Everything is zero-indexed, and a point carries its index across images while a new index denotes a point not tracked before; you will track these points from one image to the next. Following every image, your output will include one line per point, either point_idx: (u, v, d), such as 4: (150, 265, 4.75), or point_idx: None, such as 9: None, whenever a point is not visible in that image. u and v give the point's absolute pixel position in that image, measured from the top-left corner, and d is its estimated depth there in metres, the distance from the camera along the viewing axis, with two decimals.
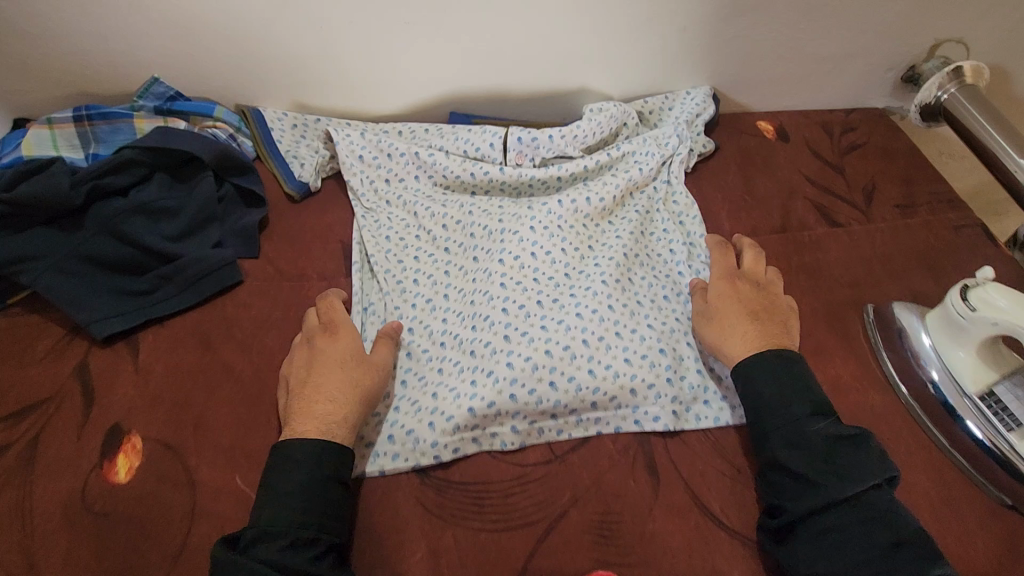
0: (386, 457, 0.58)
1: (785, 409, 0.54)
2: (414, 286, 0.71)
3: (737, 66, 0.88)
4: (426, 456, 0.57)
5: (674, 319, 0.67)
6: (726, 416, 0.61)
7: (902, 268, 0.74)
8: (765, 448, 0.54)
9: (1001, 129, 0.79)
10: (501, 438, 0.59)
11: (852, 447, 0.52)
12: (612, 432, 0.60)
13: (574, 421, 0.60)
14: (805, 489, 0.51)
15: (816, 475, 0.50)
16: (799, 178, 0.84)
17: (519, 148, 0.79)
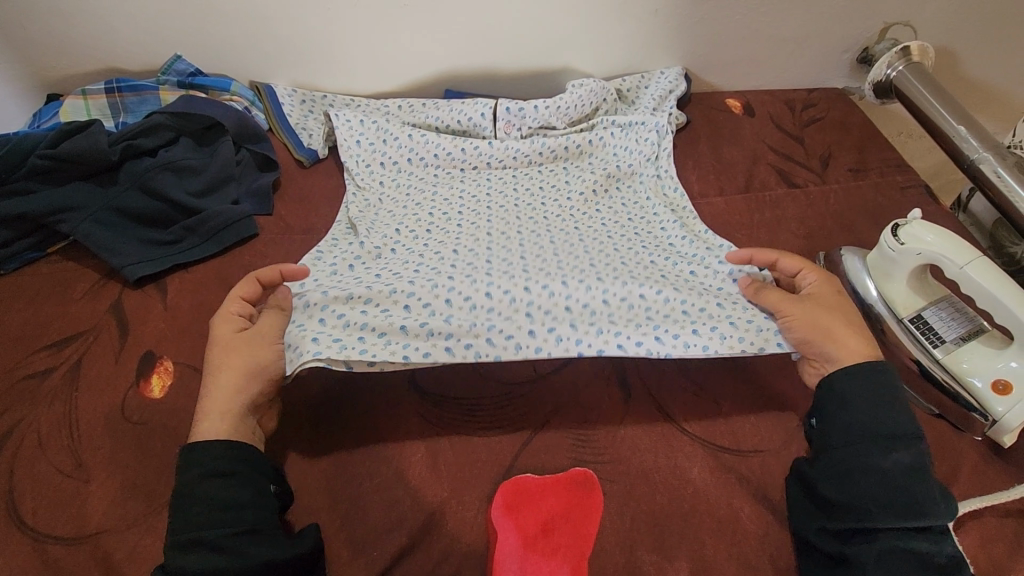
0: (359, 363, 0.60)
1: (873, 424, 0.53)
2: (397, 236, 0.75)
3: (707, 47, 0.97)
4: (394, 354, 0.60)
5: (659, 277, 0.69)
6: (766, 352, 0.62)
7: (852, 222, 0.83)
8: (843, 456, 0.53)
9: (941, 99, 0.87)
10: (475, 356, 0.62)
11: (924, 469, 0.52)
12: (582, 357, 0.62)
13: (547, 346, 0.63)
14: (884, 501, 0.51)
15: (897, 490, 0.50)
16: (762, 147, 0.93)
17: (507, 118, 0.87)
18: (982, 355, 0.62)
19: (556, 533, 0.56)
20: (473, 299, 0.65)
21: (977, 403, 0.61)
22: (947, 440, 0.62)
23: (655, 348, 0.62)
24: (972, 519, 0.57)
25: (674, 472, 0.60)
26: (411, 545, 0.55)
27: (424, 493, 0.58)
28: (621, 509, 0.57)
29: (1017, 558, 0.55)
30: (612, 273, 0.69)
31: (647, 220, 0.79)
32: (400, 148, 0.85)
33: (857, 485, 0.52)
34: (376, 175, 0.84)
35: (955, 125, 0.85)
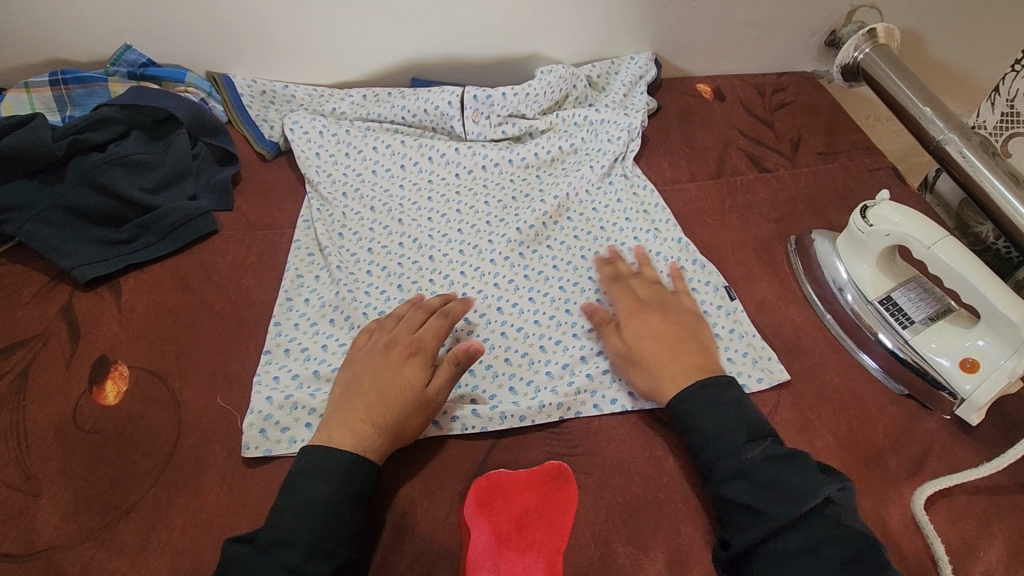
0: None
1: (720, 435, 0.54)
2: (367, 277, 0.72)
3: (675, 32, 0.96)
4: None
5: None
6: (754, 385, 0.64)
7: (822, 205, 0.83)
8: (709, 478, 0.54)
9: (907, 82, 0.87)
10: (462, 421, 0.60)
11: (785, 468, 0.52)
12: (573, 417, 0.62)
13: (537, 407, 0.61)
14: (751, 515, 0.50)
15: (759, 501, 0.50)
16: (733, 132, 0.92)
17: (475, 106, 0.85)
18: (950, 334, 0.63)
19: (530, 528, 0.55)
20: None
21: (945, 384, 0.61)
22: (916, 420, 0.63)
23: (634, 405, 0.63)
24: (940, 497, 0.57)
25: (648, 462, 0.59)
26: (382, 545, 0.54)
27: (396, 492, 0.57)
28: (596, 500, 0.57)
29: (986, 534, 0.55)
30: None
31: (620, 226, 0.78)
32: (364, 160, 0.84)
33: (728, 504, 0.52)
34: (339, 187, 0.80)
35: (921, 107, 0.85)
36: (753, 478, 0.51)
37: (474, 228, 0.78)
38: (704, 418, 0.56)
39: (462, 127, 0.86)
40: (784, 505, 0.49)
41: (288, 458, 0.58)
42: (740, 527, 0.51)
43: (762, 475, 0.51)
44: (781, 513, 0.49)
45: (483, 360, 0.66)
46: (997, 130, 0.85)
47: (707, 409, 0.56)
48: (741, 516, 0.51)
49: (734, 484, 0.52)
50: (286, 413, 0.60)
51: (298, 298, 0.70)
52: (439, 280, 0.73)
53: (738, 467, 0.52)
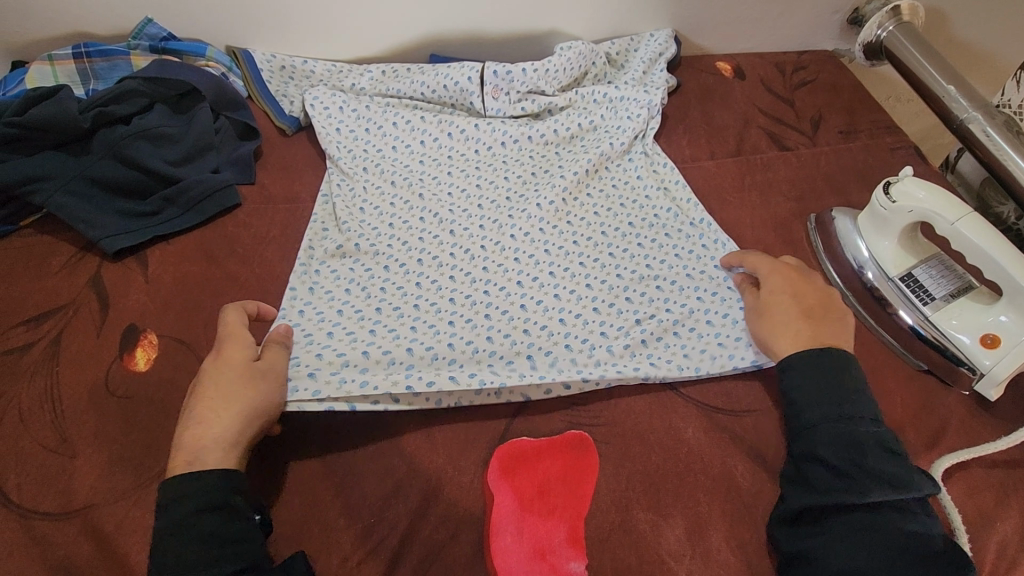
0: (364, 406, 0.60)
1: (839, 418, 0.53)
2: (387, 250, 0.73)
3: (695, 9, 0.96)
4: (394, 406, 0.60)
5: (657, 289, 0.70)
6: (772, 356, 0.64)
7: (842, 183, 0.83)
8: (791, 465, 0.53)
9: (930, 61, 0.88)
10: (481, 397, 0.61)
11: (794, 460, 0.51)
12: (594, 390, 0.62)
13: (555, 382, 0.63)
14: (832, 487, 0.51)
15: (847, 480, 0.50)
16: (752, 110, 0.92)
17: (495, 81, 0.85)
18: (971, 311, 0.63)
19: (551, 494, 0.56)
20: (475, 341, 0.66)
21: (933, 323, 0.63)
22: (935, 397, 0.63)
23: (655, 374, 0.63)
24: (958, 471, 0.58)
25: (667, 432, 0.60)
26: (414, 513, 0.55)
27: (421, 460, 0.58)
28: (617, 469, 0.57)
29: (1002, 507, 0.56)
30: (610, 294, 0.70)
31: (640, 204, 0.79)
32: (384, 136, 0.84)
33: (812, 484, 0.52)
34: (359, 162, 0.81)
35: (945, 86, 0.85)
36: (856, 447, 0.51)
37: (494, 204, 0.78)
38: (804, 381, 0.56)
39: (482, 103, 0.86)
40: (879, 480, 0.50)
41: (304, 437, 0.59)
42: (815, 486, 0.52)
43: (867, 452, 0.51)
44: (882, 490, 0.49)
45: (503, 334, 0.66)
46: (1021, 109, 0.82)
47: (822, 378, 0.56)
48: (823, 480, 0.51)
49: (830, 447, 0.52)
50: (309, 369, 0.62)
51: (316, 269, 0.71)
52: (459, 254, 0.73)
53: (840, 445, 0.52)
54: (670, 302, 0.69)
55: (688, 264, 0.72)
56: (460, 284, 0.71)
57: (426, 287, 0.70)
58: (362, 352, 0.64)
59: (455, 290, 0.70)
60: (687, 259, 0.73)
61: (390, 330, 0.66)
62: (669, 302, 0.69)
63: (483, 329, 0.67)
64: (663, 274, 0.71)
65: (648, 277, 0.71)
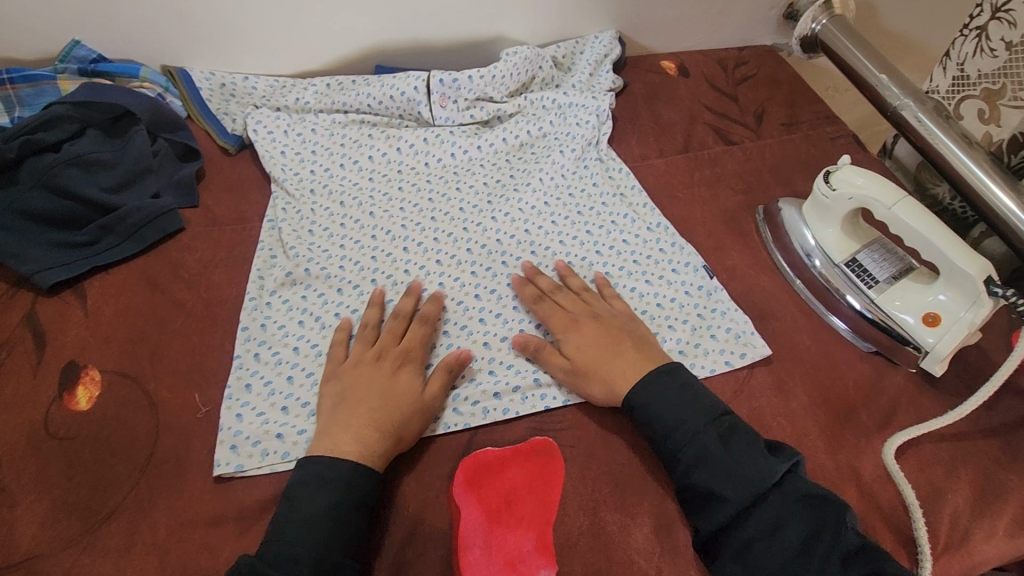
0: None
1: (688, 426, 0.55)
2: (339, 272, 0.71)
3: (636, 10, 0.97)
4: None
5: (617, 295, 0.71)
6: (732, 361, 0.65)
7: (787, 175, 0.85)
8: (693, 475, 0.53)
9: (863, 51, 0.91)
10: (444, 421, 0.60)
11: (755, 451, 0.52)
12: (560, 406, 0.62)
13: (519, 399, 0.62)
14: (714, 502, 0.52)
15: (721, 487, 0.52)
16: (698, 107, 0.94)
17: (442, 90, 0.85)
18: (913, 291, 0.65)
19: (519, 503, 0.55)
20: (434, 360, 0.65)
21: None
22: (886, 378, 0.65)
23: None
24: (910, 447, 0.60)
25: (631, 431, 0.60)
26: (380, 535, 0.54)
27: (385, 479, 0.57)
28: (584, 472, 0.57)
29: (952, 479, 0.58)
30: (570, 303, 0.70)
31: (597, 210, 0.79)
32: (332, 155, 0.83)
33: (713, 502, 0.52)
34: (306, 184, 0.79)
35: (878, 75, 0.88)
36: (712, 466, 0.53)
37: (448, 218, 0.78)
38: (657, 409, 0.57)
39: (430, 112, 0.85)
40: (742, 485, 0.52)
41: (262, 473, 0.57)
42: (703, 510, 0.53)
43: (717, 461, 0.53)
44: (740, 498, 0.51)
45: (463, 351, 0.66)
46: (949, 95, 0.83)
47: (664, 399, 0.57)
48: (700, 504, 0.53)
49: (697, 471, 0.53)
50: (262, 402, 0.61)
51: (266, 297, 0.69)
52: (415, 271, 0.72)
53: (694, 457, 0.54)
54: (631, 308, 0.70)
55: (646, 268, 0.73)
56: None
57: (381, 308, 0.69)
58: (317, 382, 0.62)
59: None
60: (645, 264, 0.74)
61: None
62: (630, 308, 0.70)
63: (442, 348, 0.66)
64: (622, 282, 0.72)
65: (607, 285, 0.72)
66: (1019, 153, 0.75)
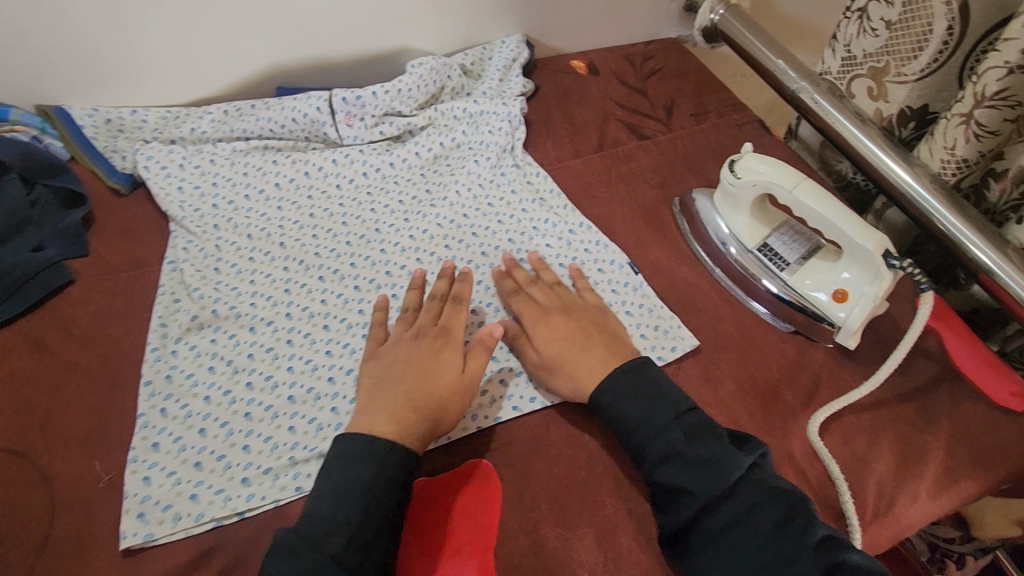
0: (240, 498, 0.54)
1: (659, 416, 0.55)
2: (251, 309, 0.67)
3: (539, 11, 0.97)
4: (285, 491, 0.55)
5: None
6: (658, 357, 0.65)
7: (699, 164, 0.86)
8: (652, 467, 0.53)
9: (760, 38, 0.94)
10: None
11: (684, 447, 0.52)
12: (493, 424, 0.60)
13: None
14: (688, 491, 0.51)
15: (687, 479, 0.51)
16: (610, 104, 0.94)
17: (346, 109, 0.82)
18: (821, 270, 0.67)
19: (457, 532, 0.53)
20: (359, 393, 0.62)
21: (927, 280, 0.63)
22: (807, 357, 0.67)
23: (552, 399, 0.62)
24: (834, 422, 0.61)
25: (567, 440, 0.60)
26: None
27: None
28: (522, 490, 0.56)
29: (875, 447, 0.60)
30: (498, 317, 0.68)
31: (518, 218, 0.78)
32: (235, 185, 0.78)
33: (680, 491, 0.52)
34: (207, 220, 0.74)
35: (775, 60, 0.91)
36: (681, 450, 0.53)
37: (364, 241, 0.75)
38: (622, 405, 0.56)
39: (336, 132, 0.82)
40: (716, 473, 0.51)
41: (176, 539, 0.52)
42: (673, 502, 0.52)
43: (695, 444, 0.53)
44: (710, 488, 0.50)
45: None
46: (841, 74, 0.86)
47: (627, 394, 0.57)
48: (670, 502, 0.52)
49: (691, 448, 0.53)
50: (173, 460, 0.56)
51: (170, 346, 0.64)
52: (333, 301, 0.69)
53: (669, 456, 0.53)
54: None
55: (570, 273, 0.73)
56: (337, 333, 0.66)
57: (298, 343, 0.65)
58: (234, 432, 0.58)
59: (332, 340, 0.65)
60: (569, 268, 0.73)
61: (262, 399, 0.61)
62: None
63: None
64: None
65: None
66: (909, 125, 0.80)
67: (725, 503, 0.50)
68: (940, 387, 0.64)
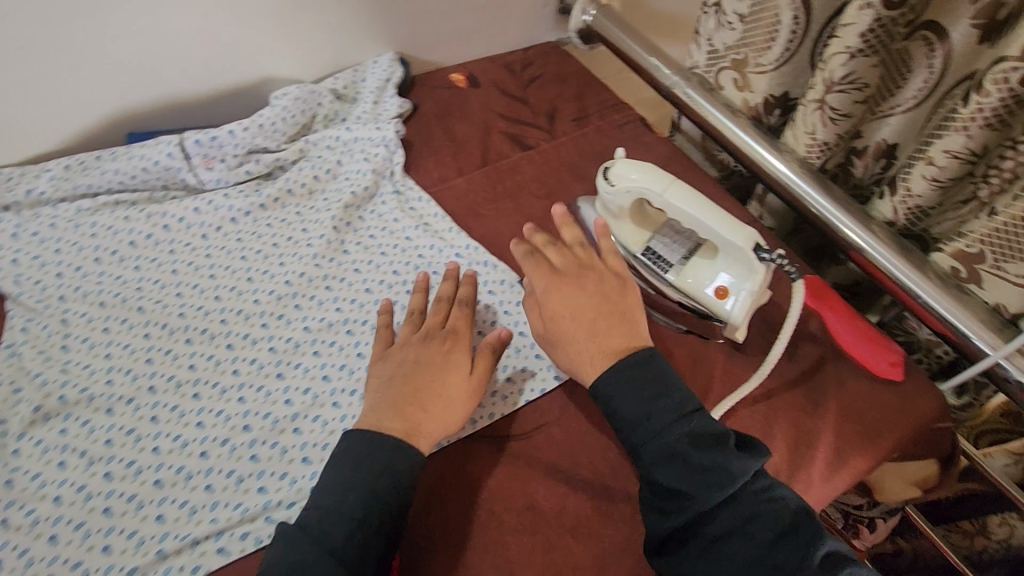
0: None
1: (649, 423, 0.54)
2: (106, 388, 0.60)
3: (408, 28, 0.94)
4: None
5: None
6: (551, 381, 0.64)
7: (584, 169, 0.86)
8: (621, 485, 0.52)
9: (631, 36, 0.94)
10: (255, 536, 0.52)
11: None
12: None
13: None
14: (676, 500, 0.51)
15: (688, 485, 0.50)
16: (492, 116, 0.92)
17: (202, 151, 0.76)
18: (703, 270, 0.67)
19: None
20: (235, 465, 0.56)
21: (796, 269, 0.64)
22: (700, 355, 0.67)
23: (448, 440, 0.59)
24: (727, 419, 0.62)
25: (467, 481, 0.57)
26: None
27: None
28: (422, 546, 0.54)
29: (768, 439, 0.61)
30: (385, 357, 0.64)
31: (402, 247, 0.74)
32: (82, 249, 0.70)
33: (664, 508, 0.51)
34: (51, 292, 0.66)
35: (648, 58, 0.92)
36: (679, 458, 0.51)
37: (235, 292, 0.68)
38: (624, 401, 0.55)
39: (195, 178, 0.76)
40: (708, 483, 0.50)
41: None
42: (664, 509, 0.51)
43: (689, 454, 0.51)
44: (707, 493, 0.50)
45: (269, 445, 0.57)
46: (708, 68, 0.87)
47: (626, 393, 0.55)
48: (665, 503, 0.51)
49: (661, 469, 0.52)
50: None
51: (11, 446, 0.56)
52: (202, 365, 0.62)
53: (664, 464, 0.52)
54: None
55: None
56: (208, 401, 0.60)
57: (164, 419, 0.59)
58: (91, 533, 0.52)
59: (202, 410, 0.59)
60: None
61: (124, 489, 0.54)
62: None
63: (244, 449, 0.57)
64: None
65: None
66: (775, 112, 0.82)
67: (726, 511, 0.50)
68: (824, 370, 0.66)
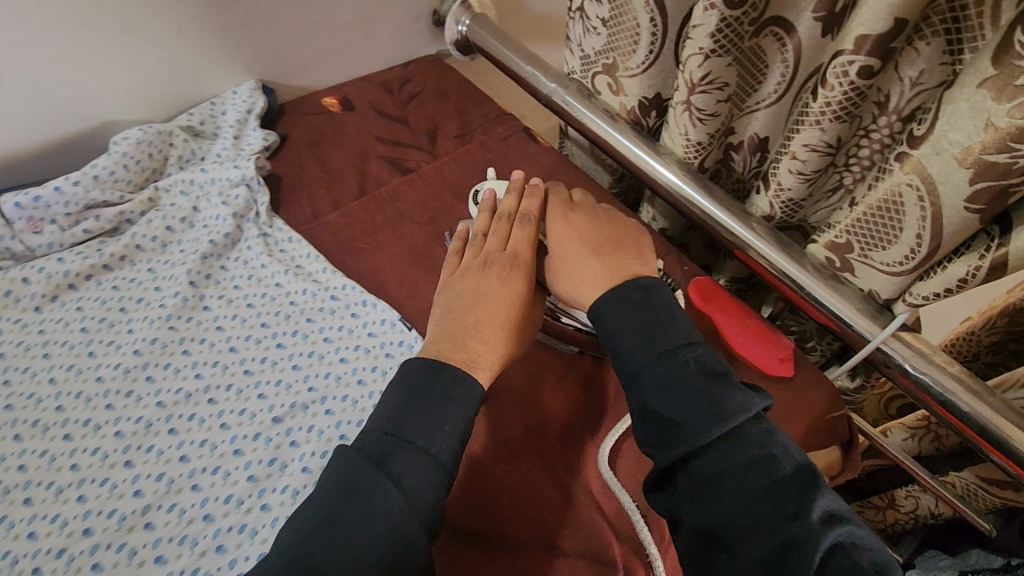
0: None
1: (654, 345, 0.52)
2: None
3: (268, 54, 0.87)
4: None
5: (307, 392, 0.61)
6: None
7: (468, 189, 0.82)
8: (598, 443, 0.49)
9: (507, 45, 0.91)
10: None
11: None
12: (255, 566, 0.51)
13: None
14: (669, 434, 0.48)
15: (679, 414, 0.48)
16: (369, 140, 0.87)
17: (27, 215, 0.67)
18: None
19: None
20: None
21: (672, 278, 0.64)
22: (595, 376, 0.65)
23: None
24: (625, 441, 0.61)
25: None
26: None
27: None
28: None
29: None
30: (250, 424, 0.58)
31: (271, 295, 0.68)
32: None
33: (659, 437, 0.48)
34: None
35: (524, 67, 0.89)
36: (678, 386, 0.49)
37: (74, 371, 0.61)
38: (622, 329, 0.53)
39: (22, 245, 0.68)
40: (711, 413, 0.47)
41: None
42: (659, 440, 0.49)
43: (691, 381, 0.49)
44: (715, 422, 0.47)
45: (116, 547, 0.52)
46: (584, 73, 0.85)
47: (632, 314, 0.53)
48: (660, 434, 0.49)
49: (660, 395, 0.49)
50: None
51: None
52: (36, 463, 0.56)
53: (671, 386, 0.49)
54: (327, 402, 0.60)
55: (336, 346, 0.64)
56: (44, 506, 0.54)
57: None
58: None
59: (37, 517, 0.53)
60: (335, 340, 0.64)
61: None
62: (325, 402, 0.60)
63: (86, 557, 0.51)
64: (310, 374, 0.62)
65: (294, 384, 0.61)
66: (652, 114, 0.81)
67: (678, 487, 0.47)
68: None
